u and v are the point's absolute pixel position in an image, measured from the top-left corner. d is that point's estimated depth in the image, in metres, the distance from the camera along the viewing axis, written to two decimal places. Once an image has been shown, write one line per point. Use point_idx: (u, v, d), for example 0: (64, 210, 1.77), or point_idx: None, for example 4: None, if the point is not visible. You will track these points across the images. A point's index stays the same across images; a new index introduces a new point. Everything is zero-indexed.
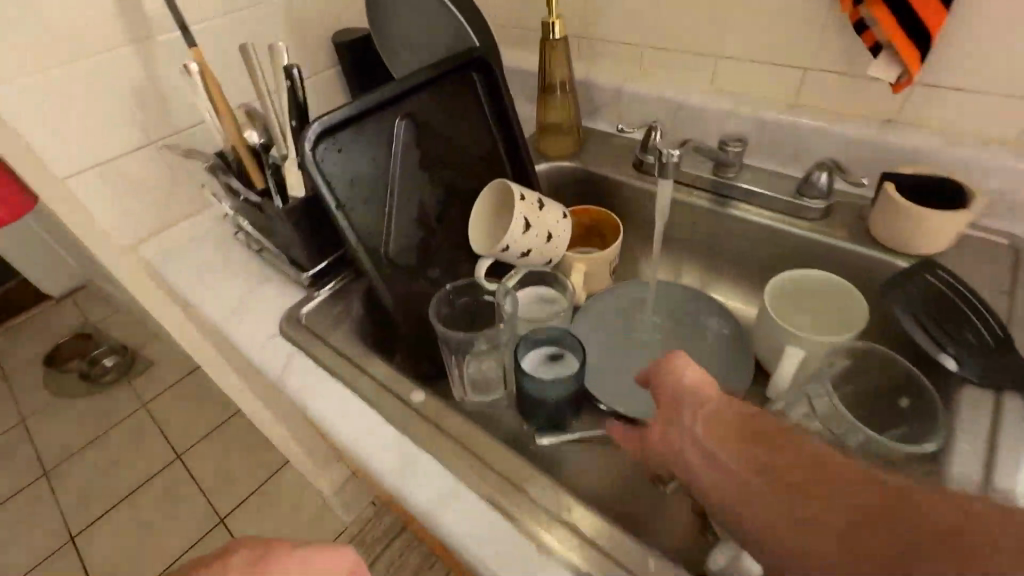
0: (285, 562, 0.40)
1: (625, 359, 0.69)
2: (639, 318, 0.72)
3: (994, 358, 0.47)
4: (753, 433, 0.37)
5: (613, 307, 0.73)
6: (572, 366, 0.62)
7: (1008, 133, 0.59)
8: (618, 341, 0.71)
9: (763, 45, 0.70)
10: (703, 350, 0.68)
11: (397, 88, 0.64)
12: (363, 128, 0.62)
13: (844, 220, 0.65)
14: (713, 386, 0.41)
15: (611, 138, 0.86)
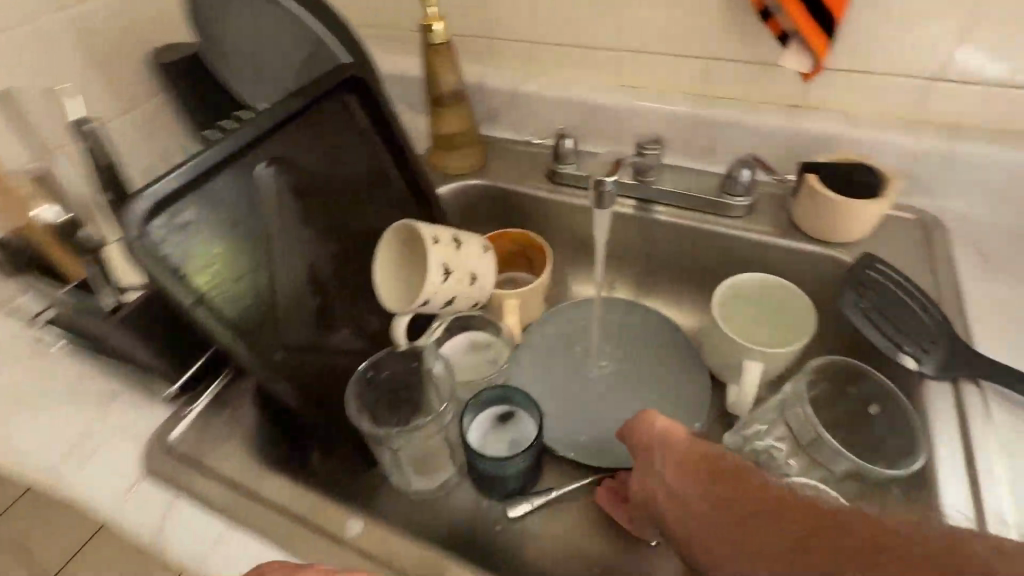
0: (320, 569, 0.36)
1: (578, 394, 0.62)
2: (585, 343, 0.65)
3: (947, 350, 0.46)
4: (716, 473, 0.42)
5: (555, 335, 0.66)
6: (526, 426, 0.54)
7: (901, 111, 0.61)
8: (567, 374, 0.63)
9: (665, 35, 0.66)
10: (657, 368, 0.63)
11: (254, 128, 0.49)
12: (211, 188, 0.47)
13: (768, 214, 0.64)
14: (681, 431, 0.46)
15: (516, 147, 0.78)
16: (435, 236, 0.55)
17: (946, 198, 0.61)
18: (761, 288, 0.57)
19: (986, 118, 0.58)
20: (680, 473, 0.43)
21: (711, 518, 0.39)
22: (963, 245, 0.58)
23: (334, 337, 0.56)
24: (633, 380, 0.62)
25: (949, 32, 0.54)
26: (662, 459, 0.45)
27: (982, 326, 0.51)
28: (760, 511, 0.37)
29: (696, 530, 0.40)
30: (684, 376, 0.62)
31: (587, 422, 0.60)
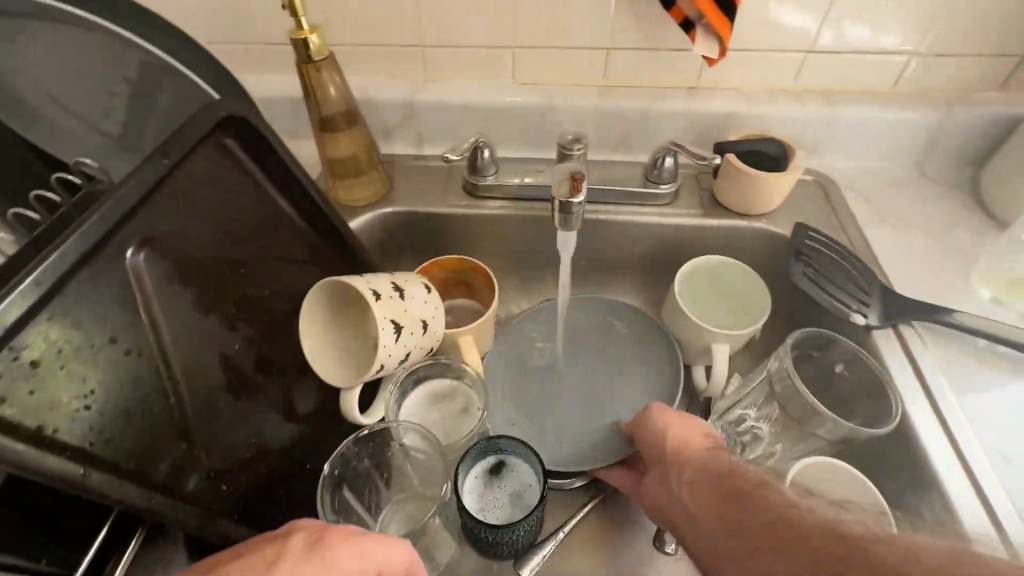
0: (347, 542, 0.34)
1: (557, 411, 0.58)
2: (552, 357, 0.62)
3: (881, 300, 0.51)
4: (725, 485, 0.36)
5: (519, 356, 0.62)
6: (521, 477, 0.49)
7: (785, 83, 0.65)
8: (541, 393, 0.60)
9: (560, 28, 0.63)
10: (628, 364, 0.61)
11: (114, 204, 0.36)
12: (66, 300, 0.33)
13: (692, 195, 0.65)
14: (694, 441, 0.43)
15: (421, 164, 0.71)
16: (374, 290, 0.47)
17: (829, 156, 0.68)
18: (720, 270, 0.60)
19: (852, 81, 0.64)
20: (691, 486, 0.39)
21: (711, 528, 0.35)
22: (854, 198, 0.64)
23: (270, 432, 0.46)
24: (606, 383, 0.60)
25: (818, 7, 0.58)
26: (677, 472, 0.41)
27: (893, 269, 0.57)
28: (760, 516, 0.32)
29: (700, 542, 0.36)
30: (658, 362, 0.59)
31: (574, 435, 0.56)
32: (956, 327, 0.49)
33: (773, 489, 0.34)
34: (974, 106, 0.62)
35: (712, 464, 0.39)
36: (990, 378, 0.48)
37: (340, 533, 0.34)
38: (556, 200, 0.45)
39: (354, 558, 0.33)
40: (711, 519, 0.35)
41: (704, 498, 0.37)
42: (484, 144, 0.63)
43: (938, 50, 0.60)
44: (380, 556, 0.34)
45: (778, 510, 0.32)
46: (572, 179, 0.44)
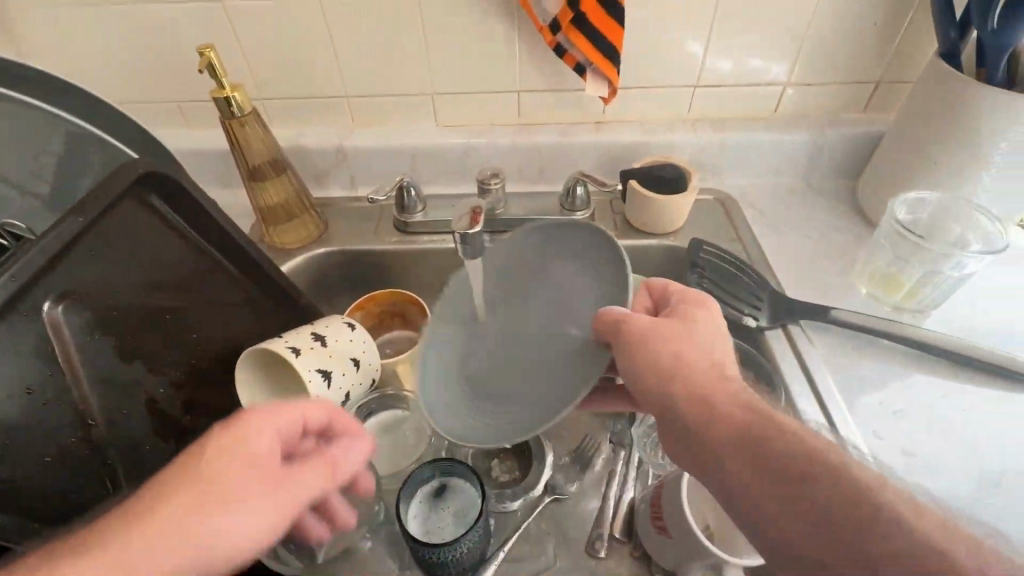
0: (266, 411, 0.34)
1: (514, 358, 0.46)
2: (485, 310, 0.51)
3: (770, 303, 0.57)
4: (773, 455, 0.34)
5: (450, 333, 0.51)
6: (463, 493, 0.52)
7: (682, 115, 0.72)
8: (487, 351, 0.48)
9: (472, 75, 0.68)
10: (559, 271, 0.48)
11: (30, 262, 0.37)
12: None
13: (606, 219, 0.70)
14: (711, 389, 0.39)
15: (354, 205, 0.75)
16: (294, 348, 0.49)
17: (726, 176, 0.74)
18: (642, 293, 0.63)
19: (739, 108, 0.72)
20: (729, 448, 0.36)
21: (760, 498, 0.34)
22: (750, 213, 0.71)
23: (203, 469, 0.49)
24: (548, 296, 0.47)
25: (696, 48, 0.66)
26: (704, 424, 0.37)
27: (784, 276, 0.63)
28: (831, 504, 0.31)
29: (740, 506, 0.35)
30: (588, 252, 0.46)
31: (545, 369, 0.43)
32: (836, 324, 0.55)
33: (821, 459, 0.33)
34: (844, 125, 0.70)
35: (745, 416, 0.37)
36: (869, 370, 0.53)
37: (256, 410, 0.34)
38: (457, 231, 0.48)
39: (276, 417, 0.35)
40: (756, 487, 0.34)
41: (755, 470, 0.34)
42: (410, 185, 0.67)
43: (807, 78, 0.68)
44: (300, 412, 0.36)
45: (853, 497, 0.31)
46: (472, 215, 0.49)
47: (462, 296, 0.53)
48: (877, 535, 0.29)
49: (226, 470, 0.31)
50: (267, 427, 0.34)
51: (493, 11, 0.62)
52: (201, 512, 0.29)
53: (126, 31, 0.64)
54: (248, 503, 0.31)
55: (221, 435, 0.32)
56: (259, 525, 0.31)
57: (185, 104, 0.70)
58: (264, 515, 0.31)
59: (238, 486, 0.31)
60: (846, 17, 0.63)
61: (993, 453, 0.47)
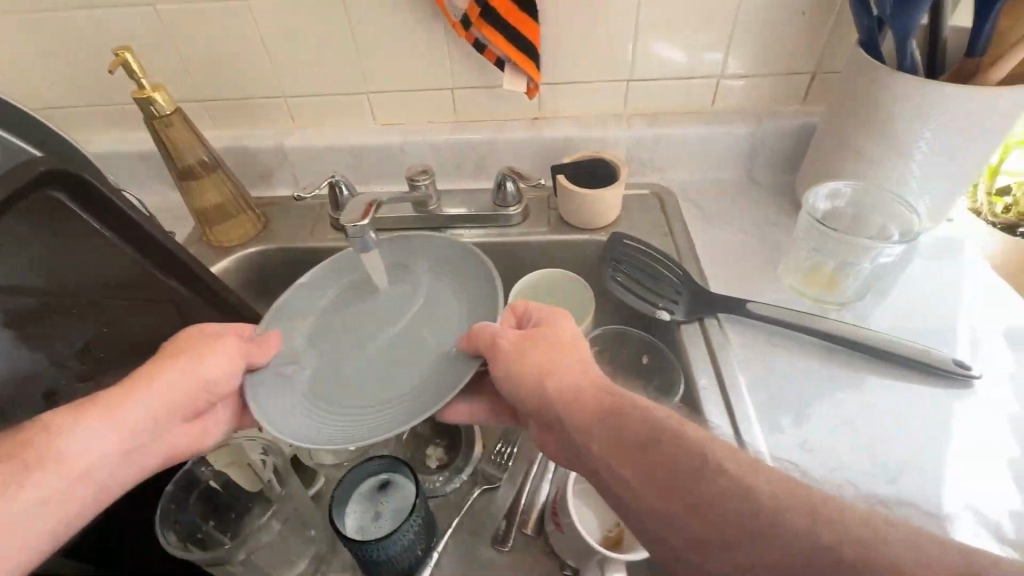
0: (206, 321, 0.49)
1: (361, 373, 0.50)
2: (343, 318, 0.54)
3: (687, 298, 0.56)
4: (645, 449, 0.35)
5: (300, 323, 0.53)
6: (402, 491, 0.52)
7: (617, 110, 0.72)
8: (335, 356, 0.51)
9: (404, 74, 0.69)
10: (431, 305, 0.54)
11: None
12: None
13: (540, 215, 0.70)
14: (584, 391, 0.40)
15: (296, 204, 0.76)
16: None
17: (667, 170, 0.74)
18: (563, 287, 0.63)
19: (675, 102, 0.71)
20: (606, 446, 0.36)
21: (638, 491, 0.34)
22: (687, 207, 0.70)
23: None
24: (411, 326, 0.53)
25: (625, 42, 0.65)
26: (578, 428, 0.38)
27: (710, 268, 0.62)
28: (704, 487, 0.32)
29: (626, 506, 0.35)
30: (470, 294, 0.53)
31: (393, 390, 0.47)
32: (750, 316, 0.54)
33: (689, 445, 0.34)
34: (780, 118, 0.69)
35: (617, 413, 0.37)
36: (784, 364, 0.52)
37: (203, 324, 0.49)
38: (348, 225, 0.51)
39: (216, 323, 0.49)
40: (637, 482, 0.34)
41: (632, 463, 0.35)
42: (342, 183, 0.68)
43: (741, 71, 0.67)
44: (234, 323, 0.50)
45: (720, 476, 0.32)
46: (363, 209, 0.53)
47: (324, 294, 0.56)
48: (750, 516, 0.29)
49: (190, 340, 0.46)
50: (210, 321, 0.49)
51: (416, 9, 0.63)
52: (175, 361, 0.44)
53: (64, 38, 0.65)
54: (208, 350, 0.45)
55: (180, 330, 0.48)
56: (223, 361, 0.45)
57: (128, 108, 0.72)
58: (224, 353, 0.46)
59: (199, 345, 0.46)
60: (774, 8, 0.62)
61: (899, 448, 0.45)
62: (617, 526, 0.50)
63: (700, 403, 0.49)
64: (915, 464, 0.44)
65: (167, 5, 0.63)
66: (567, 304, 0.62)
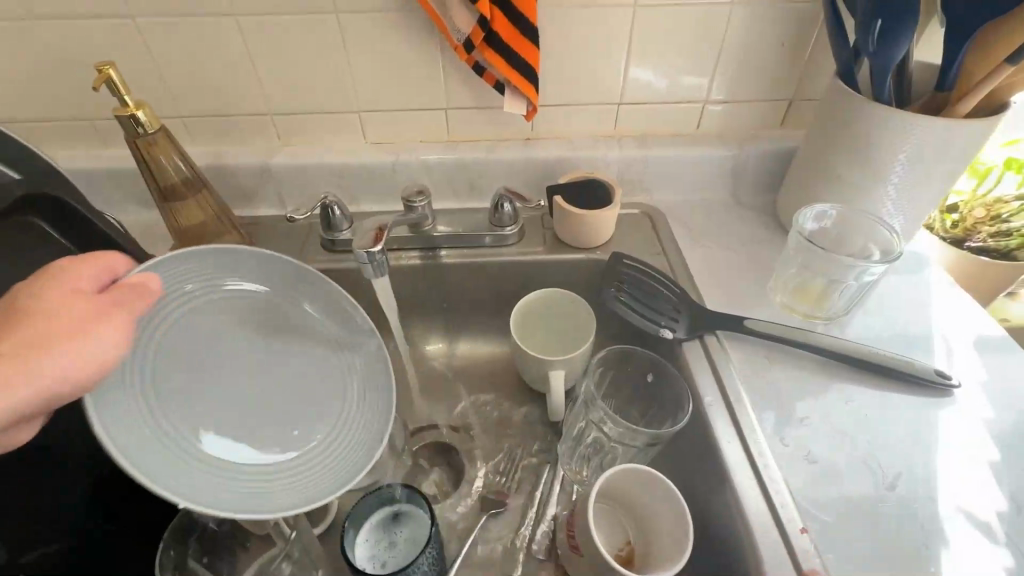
0: (83, 265, 0.36)
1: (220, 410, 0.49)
2: (220, 320, 0.51)
3: (687, 317, 0.58)
4: None
5: (183, 302, 0.48)
6: (414, 522, 0.51)
7: (608, 131, 0.74)
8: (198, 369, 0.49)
9: (397, 93, 0.68)
10: (315, 367, 0.56)
11: None
12: None
13: (536, 235, 0.71)
14: None
15: (282, 225, 0.73)
16: None
17: (655, 190, 0.76)
18: (573, 310, 0.62)
19: (663, 125, 0.73)
20: None
21: None
22: (676, 226, 0.72)
23: (71, 451, 0.52)
24: (271, 368, 0.54)
25: (617, 67, 0.67)
26: None
27: (704, 286, 0.64)
28: None
29: None
30: (362, 426, 0.55)
31: (248, 449, 0.48)
32: (747, 333, 0.56)
33: None
34: (761, 142, 0.72)
35: None
36: (780, 376, 0.54)
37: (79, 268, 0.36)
38: (358, 249, 0.52)
39: (93, 268, 0.37)
40: None
41: None
42: (334, 203, 0.66)
43: (724, 97, 0.71)
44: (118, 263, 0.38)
45: None
46: (377, 232, 0.53)
47: (217, 278, 0.51)
48: None
49: (53, 316, 0.33)
50: (79, 274, 0.36)
51: (411, 30, 0.63)
52: (33, 351, 0.31)
53: (33, 49, 0.62)
54: (83, 334, 0.33)
55: (28, 290, 0.33)
56: (100, 350, 0.33)
57: (100, 122, 0.69)
58: (104, 339, 0.33)
59: (66, 326, 0.33)
60: (753, 39, 0.65)
61: (892, 456, 0.47)
62: (627, 545, 0.51)
63: (707, 421, 0.50)
64: (909, 472, 0.46)
65: (147, 18, 0.60)
66: (569, 324, 0.63)
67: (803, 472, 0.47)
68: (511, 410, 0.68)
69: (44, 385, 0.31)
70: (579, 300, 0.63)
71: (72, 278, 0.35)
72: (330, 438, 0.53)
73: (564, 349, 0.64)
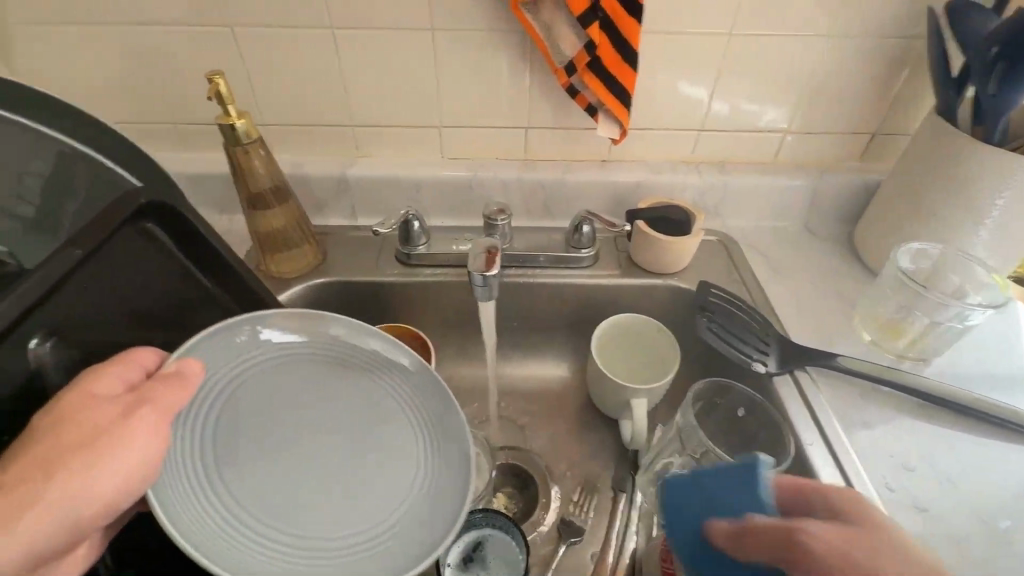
0: (113, 368, 0.35)
1: (283, 470, 0.42)
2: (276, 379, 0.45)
3: (777, 349, 0.57)
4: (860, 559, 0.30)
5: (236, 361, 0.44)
6: (504, 549, 0.50)
7: (684, 157, 0.73)
8: (255, 433, 0.43)
9: (481, 110, 0.68)
10: (386, 436, 0.47)
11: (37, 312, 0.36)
12: None
13: (611, 257, 0.70)
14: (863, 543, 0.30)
15: (353, 236, 0.73)
16: None
17: (728, 217, 0.75)
18: (658, 338, 0.61)
19: (741, 153, 0.73)
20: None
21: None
22: (752, 255, 0.71)
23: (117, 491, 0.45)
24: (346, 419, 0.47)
25: (704, 93, 0.67)
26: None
27: (788, 319, 0.63)
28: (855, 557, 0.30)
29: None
30: (440, 489, 0.45)
31: (316, 517, 0.41)
32: (841, 371, 0.55)
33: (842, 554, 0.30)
34: (839, 175, 0.72)
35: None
36: (876, 417, 0.53)
37: (112, 373, 0.35)
38: (471, 271, 0.51)
39: (120, 371, 0.35)
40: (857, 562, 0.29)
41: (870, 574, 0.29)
42: (414, 217, 0.66)
43: (805, 129, 0.70)
44: (145, 360, 0.37)
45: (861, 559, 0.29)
46: (488, 254, 0.52)
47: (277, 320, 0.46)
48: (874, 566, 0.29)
49: (72, 427, 0.31)
50: (105, 376, 0.34)
51: (503, 49, 0.63)
52: (43, 470, 0.29)
53: (128, 52, 0.63)
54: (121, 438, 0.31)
55: (53, 405, 0.32)
56: (134, 456, 0.31)
57: (184, 127, 0.69)
58: (123, 446, 0.31)
59: (92, 436, 0.31)
60: (843, 72, 0.65)
61: (1003, 509, 0.46)
62: None
63: (808, 462, 0.49)
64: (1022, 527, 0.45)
65: (246, 28, 0.61)
66: (652, 351, 0.62)
67: (915, 523, 0.45)
68: (581, 436, 0.67)
69: (55, 514, 0.29)
70: (662, 327, 0.62)
71: (98, 381, 0.34)
72: (401, 511, 0.44)
73: (643, 376, 0.63)
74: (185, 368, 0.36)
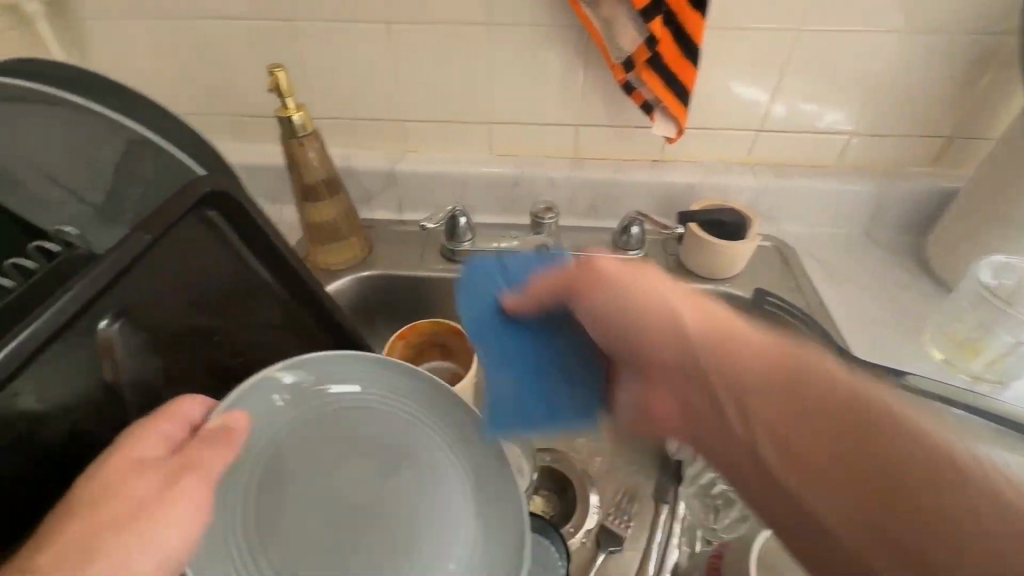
0: (154, 428, 0.34)
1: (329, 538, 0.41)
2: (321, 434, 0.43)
3: None
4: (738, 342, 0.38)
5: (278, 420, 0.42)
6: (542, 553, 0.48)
7: (741, 158, 0.70)
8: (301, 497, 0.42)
9: (532, 106, 0.67)
10: (430, 497, 0.44)
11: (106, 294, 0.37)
12: (49, 367, 0.34)
13: (660, 260, 0.68)
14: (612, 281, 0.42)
15: (398, 230, 0.74)
16: None
17: (786, 222, 0.72)
18: None
19: (801, 155, 0.69)
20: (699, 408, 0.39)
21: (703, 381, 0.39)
22: (811, 263, 0.68)
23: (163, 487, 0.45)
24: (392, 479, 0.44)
25: (765, 92, 0.64)
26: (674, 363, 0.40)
27: (849, 332, 0.60)
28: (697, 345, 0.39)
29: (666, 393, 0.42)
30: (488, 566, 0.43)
31: None
32: (909, 390, 0.51)
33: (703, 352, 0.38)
34: (909, 182, 0.67)
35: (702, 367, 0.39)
36: None
37: (154, 434, 0.34)
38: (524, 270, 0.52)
39: (161, 430, 0.35)
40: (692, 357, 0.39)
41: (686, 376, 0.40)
42: (461, 213, 0.66)
43: (874, 131, 0.66)
44: (186, 411, 0.36)
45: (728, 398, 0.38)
46: None
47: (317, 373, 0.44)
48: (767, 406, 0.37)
49: (115, 504, 0.31)
50: (148, 439, 0.34)
51: (558, 44, 0.62)
52: (84, 556, 0.29)
53: (193, 43, 0.65)
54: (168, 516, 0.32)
55: (95, 475, 0.32)
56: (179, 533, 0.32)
57: (241, 118, 0.71)
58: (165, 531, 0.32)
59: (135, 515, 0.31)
60: (920, 71, 0.61)
61: None
62: None
63: None
64: None
65: (306, 21, 0.62)
66: None
67: None
68: None
69: None
70: None
71: (140, 444, 0.33)
72: None
73: None
74: (232, 426, 0.36)
